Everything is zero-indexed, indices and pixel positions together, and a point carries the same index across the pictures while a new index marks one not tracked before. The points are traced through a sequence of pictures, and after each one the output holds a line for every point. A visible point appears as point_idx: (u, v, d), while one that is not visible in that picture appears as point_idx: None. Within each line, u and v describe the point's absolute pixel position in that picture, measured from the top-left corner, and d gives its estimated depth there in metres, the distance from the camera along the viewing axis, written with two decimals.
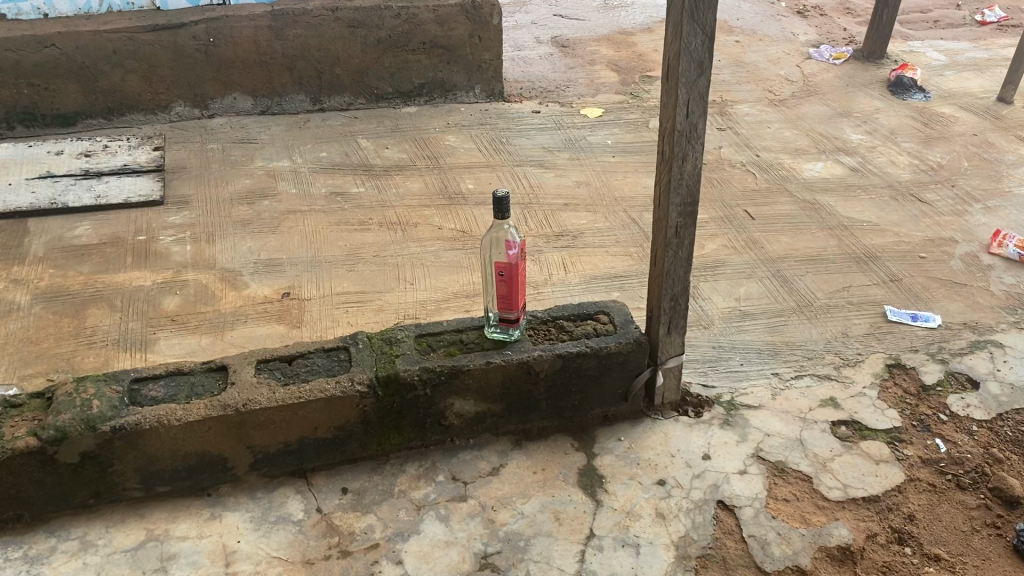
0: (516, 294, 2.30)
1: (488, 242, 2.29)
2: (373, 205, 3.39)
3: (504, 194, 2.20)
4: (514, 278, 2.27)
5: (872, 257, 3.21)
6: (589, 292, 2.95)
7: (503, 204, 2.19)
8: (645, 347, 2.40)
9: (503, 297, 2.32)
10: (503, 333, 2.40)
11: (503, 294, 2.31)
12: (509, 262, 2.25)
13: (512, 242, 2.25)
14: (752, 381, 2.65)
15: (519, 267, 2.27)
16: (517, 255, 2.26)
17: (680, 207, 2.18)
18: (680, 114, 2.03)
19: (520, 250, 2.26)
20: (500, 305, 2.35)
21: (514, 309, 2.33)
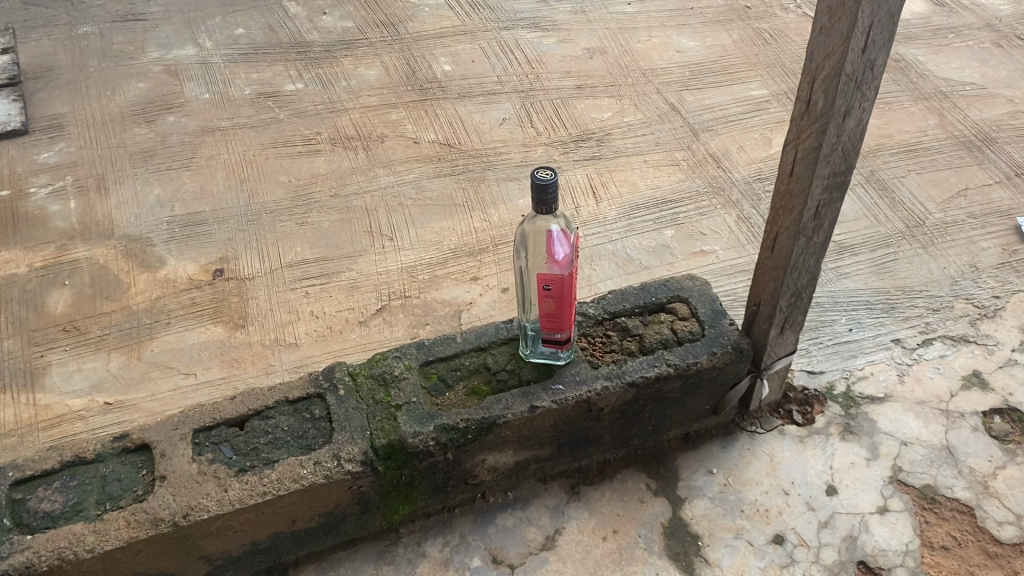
0: (569, 310, 1.55)
1: (521, 242, 1.52)
2: (319, 110, 2.49)
3: (552, 177, 1.40)
4: (568, 292, 1.52)
5: (986, 139, 2.46)
6: (635, 233, 2.19)
7: (550, 192, 1.40)
8: (747, 354, 1.70)
9: (548, 318, 1.57)
10: (546, 356, 1.67)
11: (548, 313, 1.56)
12: (559, 272, 1.49)
13: (559, 241, 1.49)
14: (870, 356, 1.99)
15: (574, 276, 1.52)
16: (570, 259, 1.50)
17: (828, 179, 1.39)
18: (854, 48, 1.20)
19: (572, 252, 1.51)
20: (543, 327, 1.60)
21: (565, 328, 1.59)
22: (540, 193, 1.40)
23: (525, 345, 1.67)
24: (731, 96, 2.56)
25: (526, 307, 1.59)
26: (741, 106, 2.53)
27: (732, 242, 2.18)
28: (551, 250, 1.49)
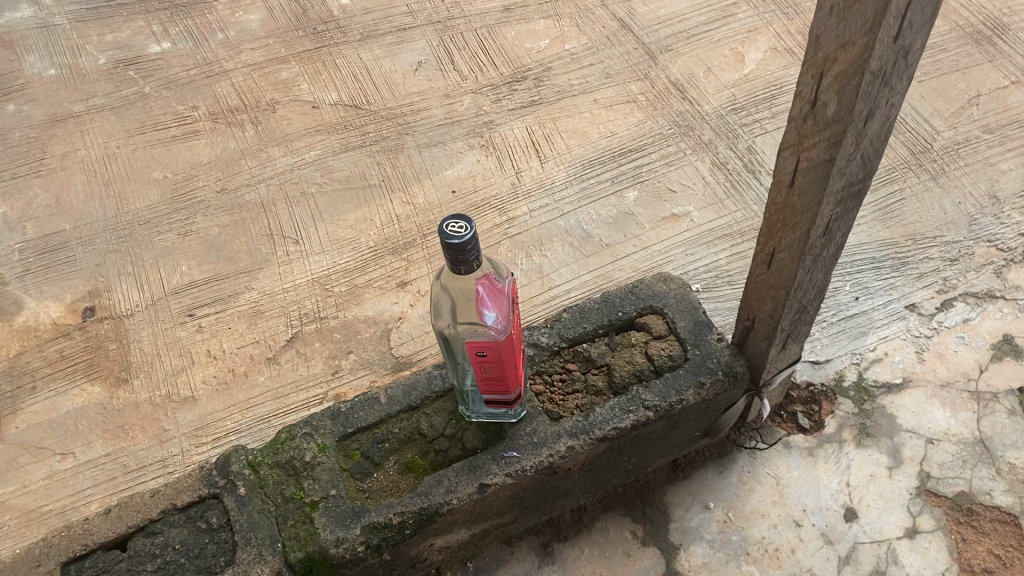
0: (513, 372, 1.20)
1: (439, 300, 1.16)
2: (193, 76, 2.04)
3: (468, 230, 1.02)
4: (508, 356, 1.16)
5: (998, 28, 2.09)
6: (592, 201, 1.81)
7: (470, 249, 1.03)
8: (742, 378, 1.37)
9: (486, 382, 1.23)
10: (494, 416, 1.32)
11: (484, 377, 1.21)
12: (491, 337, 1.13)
13: (488, 299, 1.12)
14: (882, 330, 1.67)
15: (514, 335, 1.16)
16: (505, 319, 1.14)
17: (842, 193, 1.02)
18: (884, 39, 0.80)
19: (507, 308, 1.14)
20: (482, 390, 1.25)
21: (511, 390, 1.25)
22: (452, 253, 1.02)
23: (466, 406, 1.33)
24: (691, 2, 2.13)
25: (458, 369, 1.24)
26: (703, 14, 2.10)
27: (708, 199, 1.80)
28: (477, 311, 1.12)
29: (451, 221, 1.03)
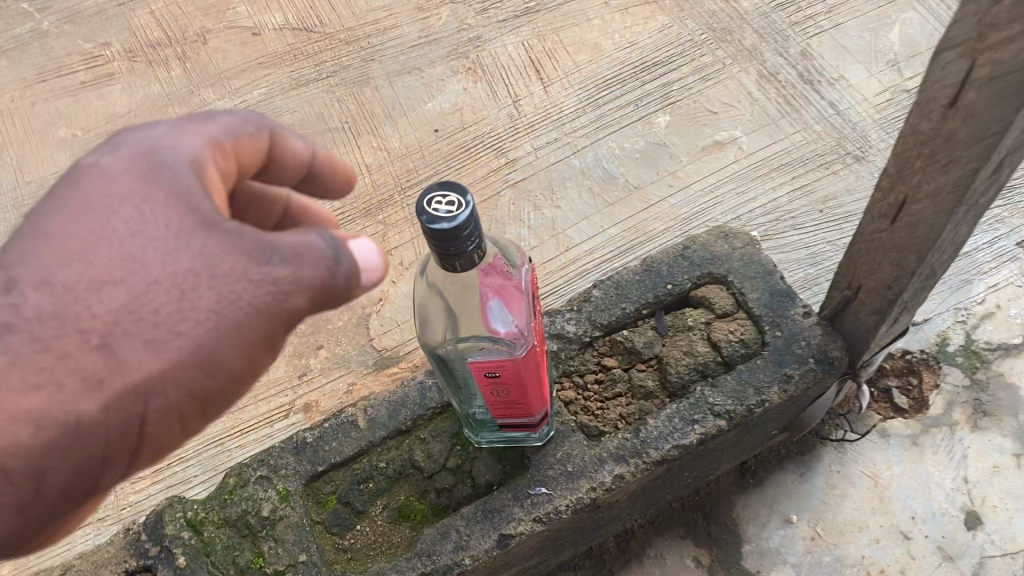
0: (537, 393, 0.86)
1: (426, 304, 0.80)
2: (102, 5, 1.63)
3: (463, 205, 0.66)
4: (530, 376, 0.82)
5: None
6: (612, 131, 1.44)
7: (466, 240, 0.67)
8: (838, 363, 1.01)
9: (499, 406, 0.88)
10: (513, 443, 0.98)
11: (495, 401, 0.87)
12: (504, 351, 0.78)
13: (496, 299, 0.77)
14: (990, 276, 1.32)
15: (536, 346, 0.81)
16: (522, 325, 0.79)
17: None
18: None
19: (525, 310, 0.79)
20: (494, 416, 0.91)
21: (535, 413, 0.90)
22: (439, 243, 0.66)
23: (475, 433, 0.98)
24: None
25: (460, 392, 0.89)
26: None
27: (758, 120, 1.44)
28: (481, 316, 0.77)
29: (433, 197, 0.67)
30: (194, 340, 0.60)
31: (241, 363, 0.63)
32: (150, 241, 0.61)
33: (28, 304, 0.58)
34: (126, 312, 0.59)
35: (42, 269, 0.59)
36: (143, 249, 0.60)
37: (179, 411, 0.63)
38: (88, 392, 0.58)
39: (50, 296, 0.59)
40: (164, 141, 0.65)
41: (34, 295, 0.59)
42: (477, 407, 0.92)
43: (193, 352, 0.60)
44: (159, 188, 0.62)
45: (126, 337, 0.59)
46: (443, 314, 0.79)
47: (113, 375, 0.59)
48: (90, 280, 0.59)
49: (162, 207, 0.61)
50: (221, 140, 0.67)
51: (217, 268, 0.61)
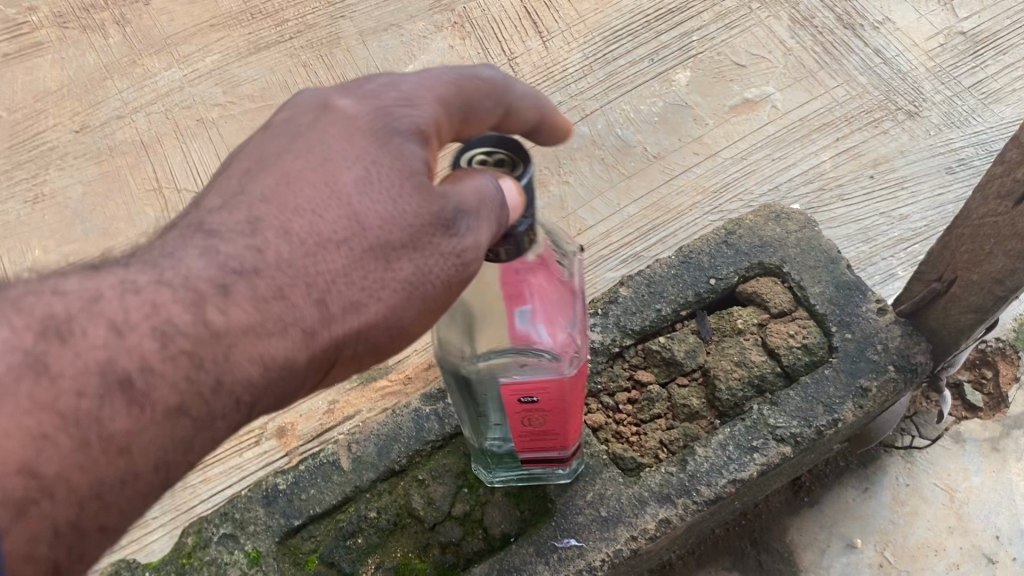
0: (577, 416, 0.68)
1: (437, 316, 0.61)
2: None
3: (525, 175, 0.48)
4: (575, 395, 0.64)
5: None
6: (625, 91, 1.24)
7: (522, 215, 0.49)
8: (922, 370, 0.83)
9: (529, 437, 0.69)
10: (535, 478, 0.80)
11: (525, 431, 0.68)
12: (547, 368, 0.59)
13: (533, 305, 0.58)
14: None
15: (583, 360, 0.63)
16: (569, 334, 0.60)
17: None
18: None
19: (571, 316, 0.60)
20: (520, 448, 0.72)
21: (571, 441, 0.72)
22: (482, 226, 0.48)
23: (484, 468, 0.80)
24: None
25: (478, 422, 0.70)
26: None
27: (793, 74, 1.24)
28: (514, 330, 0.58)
29: (488, 166, 0.50)
30: (405, 289, 0.47)
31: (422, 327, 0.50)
32: (368, 187, 0.47)
33: (232, 248, 0.44)
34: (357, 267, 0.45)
35: (254, 205, 0.46)
36: (362, 198, 0.46)
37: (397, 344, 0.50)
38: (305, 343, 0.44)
39: (272, 234, 0.44)
40: (381, 88, 0.51)
41: (245, 234, 0.44)
42: (497, 441, 0.73)
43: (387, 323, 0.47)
44: (375, 139, 0.48)
45: (338, 288, 0.45)
46: (461, 326, 0.59)
47: (330, 325, 0.45)
48: (311, 230, 0.45)
49: (380, 157, 0.48)
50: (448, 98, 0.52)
51: (414, 220, 0.47)
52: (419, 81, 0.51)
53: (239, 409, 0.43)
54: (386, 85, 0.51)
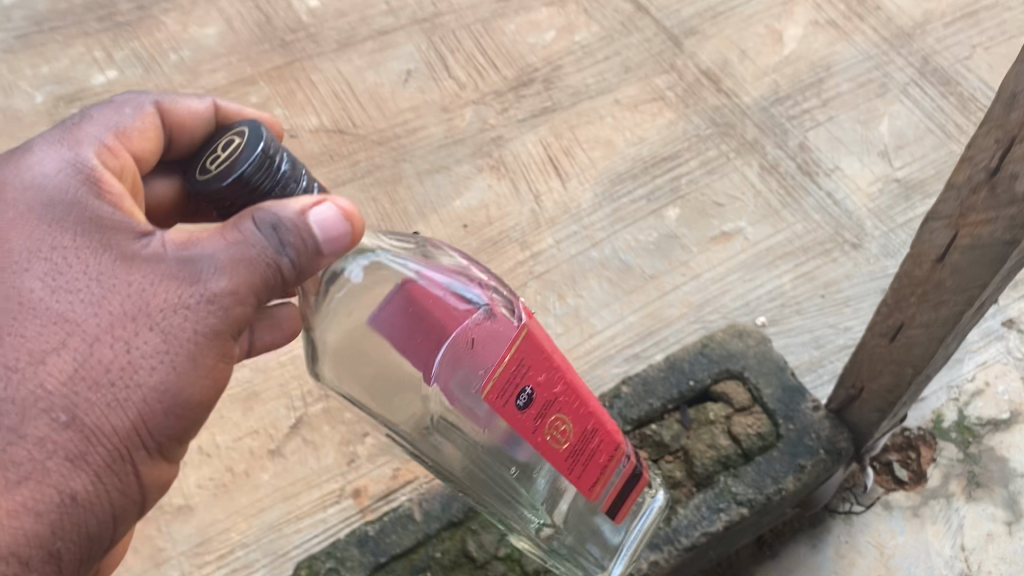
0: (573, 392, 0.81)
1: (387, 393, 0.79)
2: None
3: (235, 133, 0.63)
4: (545, 361, 0.77)
5: None
6: (628, 225, 1.56)
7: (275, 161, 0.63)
8: (845, 453, 1.13)
9: (570, 460, 0.84)
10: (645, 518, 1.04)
11: (561, 462, 0.83)
12: (497, 331, 0.76)
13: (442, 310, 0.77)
14: (978, 353, 1.43)
15: (462, 332, 0.76)
16: (439, 348, 0.77)
17: (1011, 269, 0.77)
18: None
19: (434, 325, 0.77)
20: (594, 493, 0.89)
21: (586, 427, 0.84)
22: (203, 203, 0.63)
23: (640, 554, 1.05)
24: None
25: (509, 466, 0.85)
26: None
27: (762, 211, 1.56)
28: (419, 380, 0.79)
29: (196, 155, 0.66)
30: (152, 354, 0.67)
31: (205, 390, 0.71)
32: (70, 290, 0.67)
33: None
34: (81, 368, 0.66)
35: None
36: (69, 300, 0.67)
37: (219, 375, 0.71)
38: (64, 462, 0.66)
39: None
40: (24, 173, 0.72)
41: None
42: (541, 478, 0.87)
43: (152, 391, 0.68)
44: (65, 229, 0.69)
45: (88, 390, 0.66)
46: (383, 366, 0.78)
47: (87, 436, 0.66)
48: (31, 352, 0.66)
49: (82, 242, 0.69)
50: (108, 137, 0.77)
51: (155, 281, 0.68)
52: (66, 149, 0.73)
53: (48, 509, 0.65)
54: (29, 167, 0.72)
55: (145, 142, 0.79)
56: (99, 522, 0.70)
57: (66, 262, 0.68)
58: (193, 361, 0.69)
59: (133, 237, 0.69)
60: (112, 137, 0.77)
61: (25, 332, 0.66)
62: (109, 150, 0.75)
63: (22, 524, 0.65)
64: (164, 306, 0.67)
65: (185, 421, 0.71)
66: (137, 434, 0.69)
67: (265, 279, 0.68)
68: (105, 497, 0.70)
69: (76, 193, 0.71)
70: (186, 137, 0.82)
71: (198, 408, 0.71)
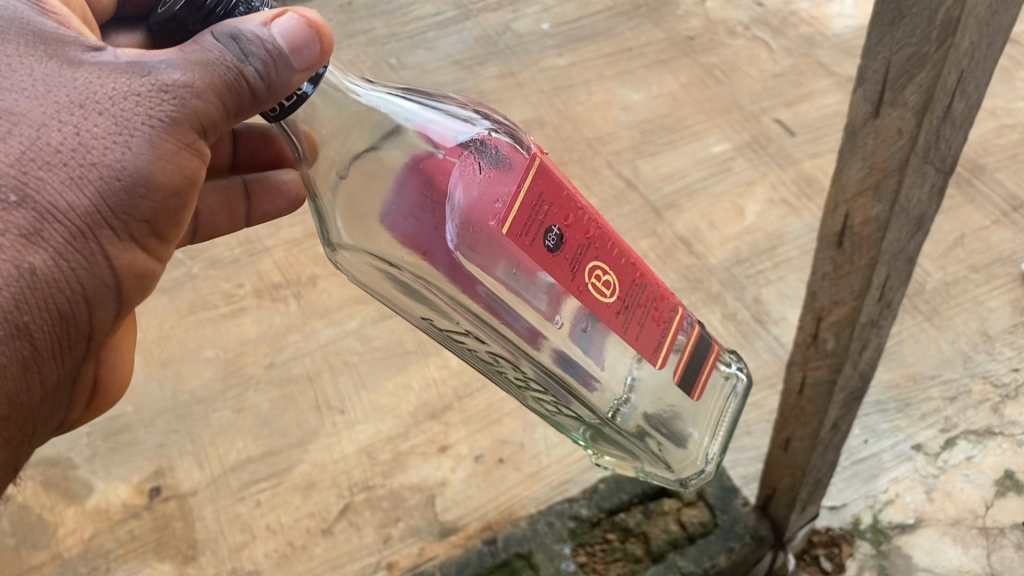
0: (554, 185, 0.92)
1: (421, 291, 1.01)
2: (237, 255, 2.20)
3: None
4: (547, 195, 0.91)
5: (975, 168, 2.24)
6: None
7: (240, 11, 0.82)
8: (768, 540, 1.49)
9: (621, 316, 1.00)
10: (716, 401, 1.28)
11: (615, 320, 1.00)
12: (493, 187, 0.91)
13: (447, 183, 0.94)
14: (891, 472, 1.79)
15: (461, 183, 0.93)
16: (446, 219, 0.95)
17: (846, 398, 1.17)
18: (869, 300, 0.97)
19: (441, 197, 0.95)
20: (661, 358, 1.06)
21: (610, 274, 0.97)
22: (172, 36, 0.83)
23: (731, 438, 1.28)
24: (690, 158, 2.30)
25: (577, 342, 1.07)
26: (703, 169, 2.27)
27: None
28: (443, 267, 0.97)
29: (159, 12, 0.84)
30: (109, 146, 0.82)
31: (169, 179, 0.85)
32: (18, 92, 0.83)
33: None
34: (38, 156, 0.81)
35: None
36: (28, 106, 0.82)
37: (181, 165, 0.85)
38: (33, 253, 0.82)
39: None
40: None
41: None
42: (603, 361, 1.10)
43: (114, 175, 0.83)
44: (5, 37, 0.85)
45: (43, 170, 0.81)
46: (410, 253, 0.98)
47: (48, 218, 0.82)
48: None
49: (35, 47, 0.84)
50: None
51: (105, 81, 0.83)
52: None
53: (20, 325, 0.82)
54: None
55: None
56: (71, 302, 0.85)
57: (10, 70, 0.83)
58: (148, 144, 0.83)
59: (81, 48, 0.85)
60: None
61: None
62: None
63: None
64: (115, 94, 0.82)
65: (151, 208, 0.86)
66: (96, 212, 0.83)
67: (221, 90, 0.82)
68: (71, 270, 0.84)
69: (19, 8, 0.87)
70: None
71: (162, 191, 0.85)
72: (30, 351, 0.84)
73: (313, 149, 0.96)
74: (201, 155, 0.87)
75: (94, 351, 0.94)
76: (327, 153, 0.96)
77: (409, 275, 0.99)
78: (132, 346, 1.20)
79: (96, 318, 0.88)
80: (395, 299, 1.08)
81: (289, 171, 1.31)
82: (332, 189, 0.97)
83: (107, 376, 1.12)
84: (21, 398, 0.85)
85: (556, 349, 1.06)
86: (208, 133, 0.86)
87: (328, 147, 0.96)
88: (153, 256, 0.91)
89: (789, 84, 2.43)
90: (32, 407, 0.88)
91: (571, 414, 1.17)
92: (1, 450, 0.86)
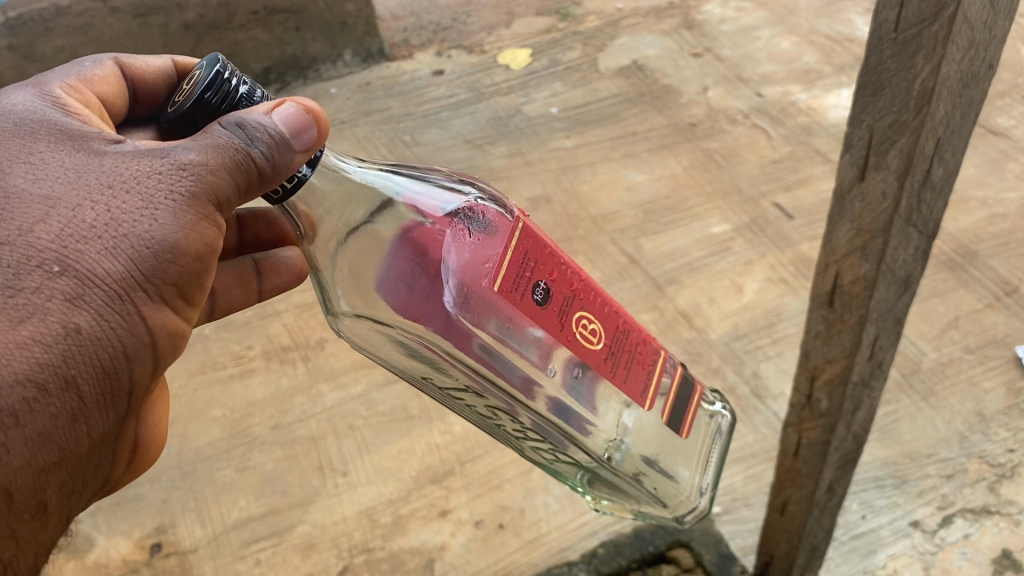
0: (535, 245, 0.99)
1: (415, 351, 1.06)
2: (248, 318, 2.26)
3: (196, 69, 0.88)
4: (531, 252, 0.98)
5: (968, 254, 2.31)
6: None
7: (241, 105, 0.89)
8: None
9: (609, 363, 1.07)
10: (704, 438, 1.39)
11: (603, 366, 1.06)
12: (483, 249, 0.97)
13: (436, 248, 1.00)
14: (889, 548, 1.80)
15: (451, 249, 0.99)
16: (440, 284, 0.99)
17: (840, 460, 1.21)
18: (861, 357, 1.03)
19: (433, 263, 1.00)
20: (649, 399, 1.13)
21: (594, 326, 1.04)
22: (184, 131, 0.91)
23: (719, 472, 1.40)
24: (691, 237, 2.37)
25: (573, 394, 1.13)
26: (703, 248, 2.34)
27: None
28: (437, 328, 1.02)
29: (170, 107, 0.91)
30: (139, 216, 0.87)
31: (196, 246, 0.90)
32: (50, 179, 0.89)
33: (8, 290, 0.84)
34: (75, 229, 0.86)
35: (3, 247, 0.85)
36: (61, 189, 0.88)
37: (203, 233, 0.90)
38: (75, 316, 0.85)
39: (10, 256, 0.85)
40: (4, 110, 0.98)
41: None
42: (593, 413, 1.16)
43: (145, 244, 0.87)
44: (35, 138, 0.94)
45: (79, 242, 0.86)
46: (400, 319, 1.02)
47: (86, 285, 0.86)
48: (28, 222, 0.86)
49: (62, 144, 0.93)
50: (76, 82, 1.06)
51: (130, 164, 0.89)
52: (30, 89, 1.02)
53: (65, 383, 0.85)
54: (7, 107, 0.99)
55: (107, 86, 1.10)
56: (112, 358, 0.89)
57: (42, 163, 0.91)
58: (174, 213, 0.88)
59: (102, 141, 0.93)
60: (79, 84, 1.07)
61: (15, 211, 0.87)
62: (73, 88, 1.05)
63: (35, 353, 0.83)
64: (140, 173, 0.88)
65: (180, 273, 0.90)
66: (132, 276, 0.87)
67: (234, 167, 0.87)
68: (112, 331, 0.88)
69: (45, 116, 0.97)
70: (147, 82, 1.14)
71: (186, 256, 0.90)
72: (78, 404, 0.87)
73: (312, 226, 1.02)
74: (220, 225, 0.92)
75: (132, 416, 0.97)
76: (326, 227, 1.02)
77: (398, 331, 1.03)
78: (165, 409, 1.21)
79: (135, 376, 0.92)
80: (391, 358, 1.11)
81: (291, 249, 1.33)
82: (332, 262, 1.03)
83: (147, 437, 1.14)
84: (70, 448, 0.88)
85: (550, 396, 1.11)
86: (225, 206, 0.91)
87: (333, 218, 1.02)
88: (182, 318, 0.95)
89: (788, 169, 2.52)
90: (79, 456, 0.91)
91: (567, 460, 1.23)
92: (52, 497, 0.90)
